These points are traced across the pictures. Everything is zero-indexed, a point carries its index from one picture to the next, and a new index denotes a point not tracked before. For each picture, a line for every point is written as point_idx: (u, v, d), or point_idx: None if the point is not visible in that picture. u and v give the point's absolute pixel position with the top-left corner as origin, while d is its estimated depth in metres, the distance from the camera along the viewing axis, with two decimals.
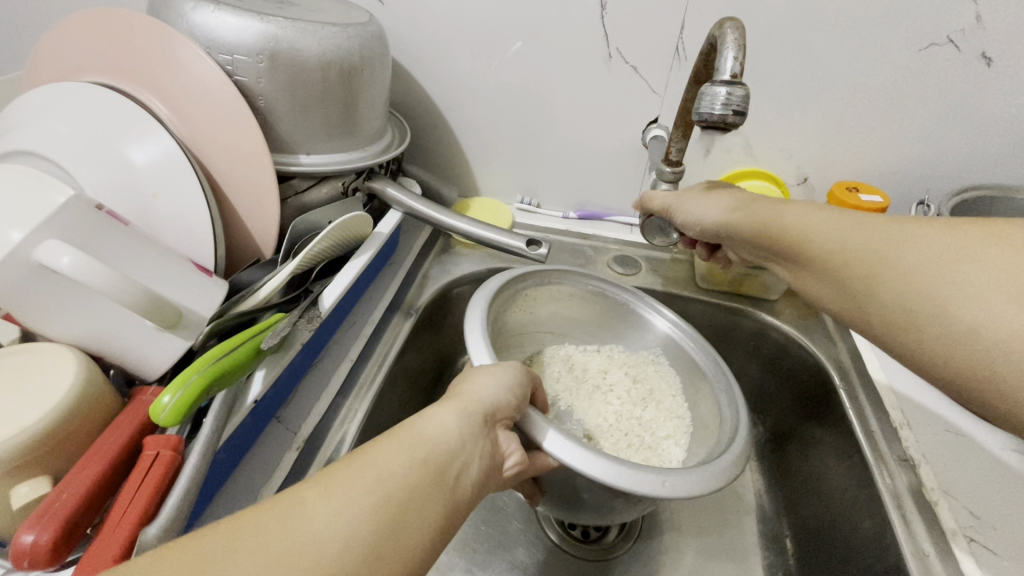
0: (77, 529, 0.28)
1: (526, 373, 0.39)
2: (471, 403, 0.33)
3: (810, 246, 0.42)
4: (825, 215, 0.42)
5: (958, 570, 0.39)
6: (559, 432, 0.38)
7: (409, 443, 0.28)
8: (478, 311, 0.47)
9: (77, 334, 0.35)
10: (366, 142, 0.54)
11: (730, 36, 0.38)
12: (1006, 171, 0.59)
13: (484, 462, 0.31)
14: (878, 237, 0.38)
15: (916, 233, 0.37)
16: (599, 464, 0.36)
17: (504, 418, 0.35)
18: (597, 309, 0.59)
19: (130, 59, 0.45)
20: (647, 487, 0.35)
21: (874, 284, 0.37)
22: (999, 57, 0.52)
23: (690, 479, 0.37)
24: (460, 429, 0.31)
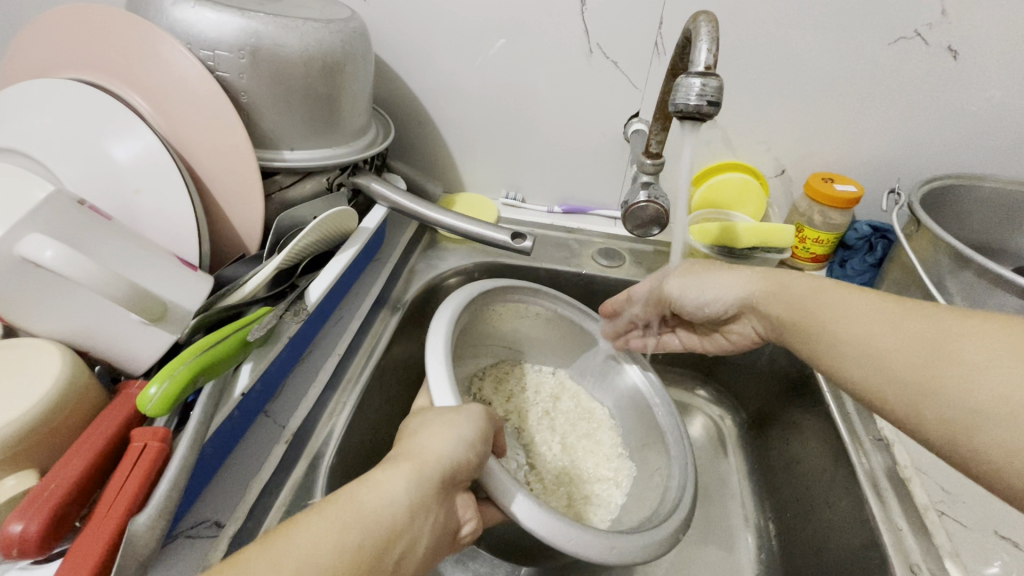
0: (66, 518, 0.28)
1: (485, 419, 0.39)
2: (426, 467, 0.33)
3: (785, 311, 0.41)
4: (800, 280, 0.41)
5: (930, 544, 0.41)
6: (526, 496, 0.38)
7: (347, 521, 0.28)
8: (442, 342, 0.46)
9: (62, 329, 0.35)
10: (350, 138, 0.54)
11: (704, 29, 0.39)
12: (974, 159, 0.60)
13: (432, 532, 0.32)
14: (845, 308, 0.37)
15: (922, 321, 0.34)
16: (557, 529, 0.37)
17: (461, 478, 0.35)
18: (558, 333, 0.60)
19: (109, 55, 0.45)
20: (593, 552, 0.37)
21: (834, 355, 0.37)
22: (964, 49, 0.54)
23: (635, 544, 0.39)
24: (411, 501, 0.31)
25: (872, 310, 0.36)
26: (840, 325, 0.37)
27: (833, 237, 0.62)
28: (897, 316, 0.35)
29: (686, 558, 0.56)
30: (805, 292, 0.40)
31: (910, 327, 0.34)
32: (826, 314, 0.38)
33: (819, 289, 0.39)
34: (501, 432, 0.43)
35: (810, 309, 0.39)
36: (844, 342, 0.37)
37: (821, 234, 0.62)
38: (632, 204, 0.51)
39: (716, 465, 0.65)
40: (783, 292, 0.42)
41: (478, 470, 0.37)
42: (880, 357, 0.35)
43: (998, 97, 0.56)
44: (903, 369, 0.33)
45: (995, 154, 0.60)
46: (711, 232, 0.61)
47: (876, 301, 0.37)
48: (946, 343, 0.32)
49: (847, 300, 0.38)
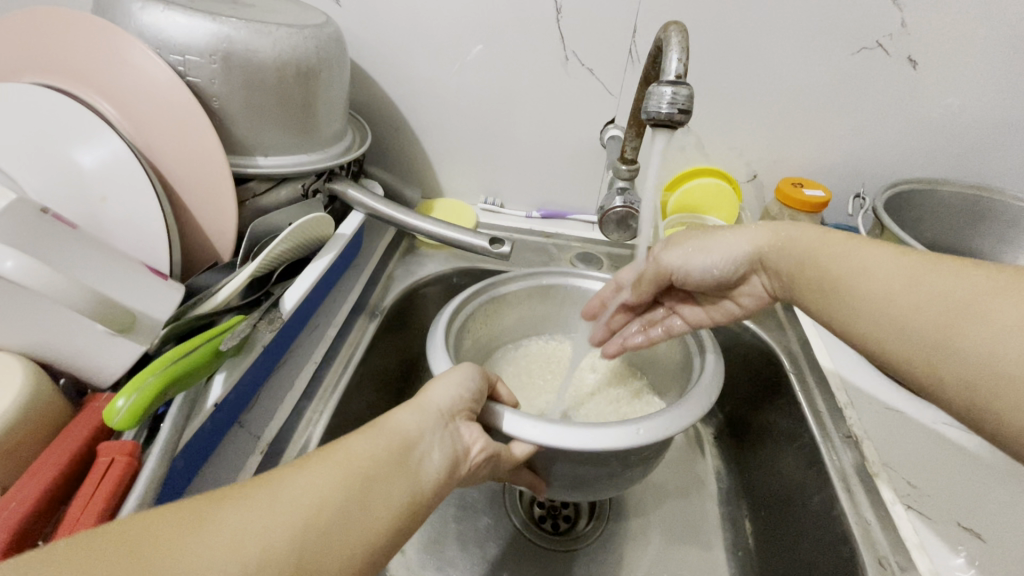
0: (27, 538, 0.27)
1: (479, 371, 0.38)
2: (429, 402, 0.34)
3: (802, 258, 0.40)
4: (812, 232, 0.41)
5: (897, 537, 0.42)
6: (515, 413, 0.38)
7: (367, 434, 0.29)
8: (443, 347, 0.44)
9: (24, 343, 0.34)
10: (325, 144, 0.53)
11: (674, 38, 0.40)
12: (935, 165, 0.63)
13: (446, 451, 0.32)
14: (870, 261, 0.36)
15: (952, 279, 0.32)
16: (545, 428, 0.37)
17: (464, 411, 0.35)
18: (554, 302, 0.59)
19: (74, 59, 0.44)
20: (603, 436, 0.36)
21: (856, 305, 0.36)
22: (923, 60, 0.56)
23: (661, 421, 0.37)
24: (418, 423, 0.32)
25: (903, 268, 0.35)
26: (861, 274, 0.36)
27: None
28: (925, 270, 0.34)
29: (665, 557, 0.57)
30: (807, 248, 0.40)
31: (936, 280, 0.33)
32: (847, 270, 0.37)
33: (831, 244, 0.39)
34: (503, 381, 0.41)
35: (816, 261, 0.39)
36: (865, 293, 0.36)
37: None
38: (608, 209, 0.52)
39: (694, 464, 0.66)
40: (800, 242, 0.41)
41: (480, 404, 0.37)
42: (905, 307, 0.33)
43: (956, 106, 0.59)
44: (926, 324, 0.32)
45: (954, 160, 0.62)
46: None
47: (901, 256, 0.35)
48: (973, 301, 0.31)
49: (867, 256, 0.37)
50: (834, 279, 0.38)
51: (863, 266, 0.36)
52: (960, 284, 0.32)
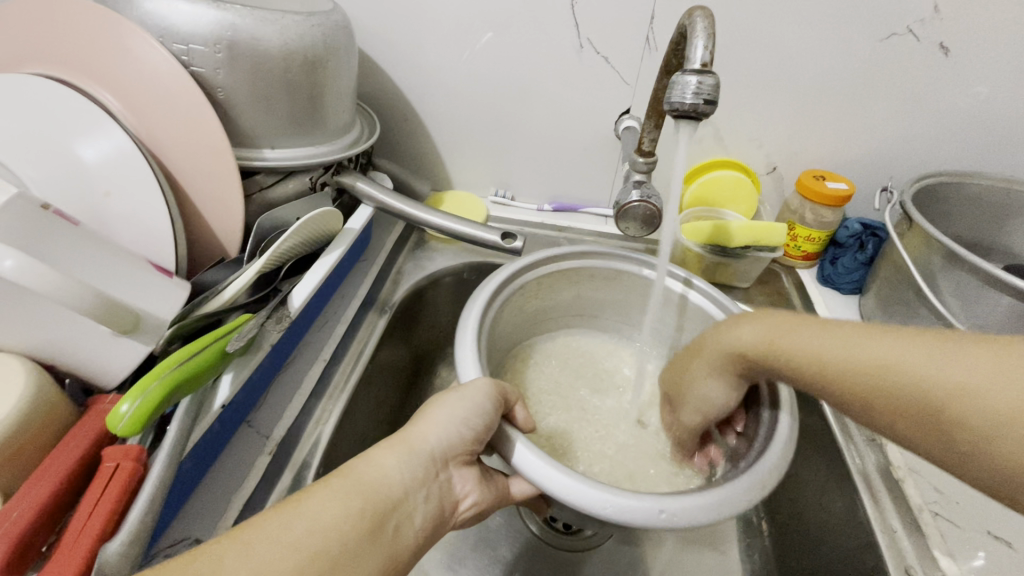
0: (32, 546, 0.26)
1: (493, 390, 0.36)
2: (415, 446, 0.33)
3: (786, 367, 0.33)
4: (767, 324, 0.34)
5: (924, 545, 0.40)
6: (526, 447, 0.35)
7: (349, 491, 0.29)
8: (471, 345, 0.41)
9: (28, 343, 0.33)
10: (333, 135, 0.52)
11: (700, 24, 0.38)
12: (962, 157, 0.60)
13: (430, 508, 0.32)
14: (834, 349, 0.30)
15: (922, 352, 0.27)
16: (553, 479, 0.33)
17: (458, 456, 0.35)
18: (614, 288, 0.56)
19: (75, 49, 0.42)
20: (611, 512, 0.32)
21: (855, 405, 0.30)
22: (955, 46, 0.54)
23: (697, 506, 0.32)
24: (406, 477, 0.32)
25: (854, 359, 0.29)
26: (848, 374, 0.29)
27: (824, 235, 0.63)
28: (882, 348, 0.29)
29: (679, 561, 0.56)
30: (774, 348, 0.33)
31: (911, 363, 0.27)
32: (808, 360, 0.31)
33: (772, 332, 0.34)
34: (520, 400, 0.39)
35: (779, 358, 0.33)
36: (873, 400, 0.29)
37: (812, 233, 0.63)
38: (625, 201, 0.50)
39: None
40: (757, 340, 0.34)
41: (484, 441, 0.37)
42: (915, 404, 0.27)
43: (987, 94, 0.56)
44: (945, 424, 0.26)
45: (983, 151, 0.60)
46: (704, 231, 0.61)
47: (834, 333, 0.31)
48: (984, 389, 0.25)
49: (835, 340, 0.31)
50: (821, 380, 0.31)
51: (831, 352, 0.30)
52: (897, 354, 0.28)
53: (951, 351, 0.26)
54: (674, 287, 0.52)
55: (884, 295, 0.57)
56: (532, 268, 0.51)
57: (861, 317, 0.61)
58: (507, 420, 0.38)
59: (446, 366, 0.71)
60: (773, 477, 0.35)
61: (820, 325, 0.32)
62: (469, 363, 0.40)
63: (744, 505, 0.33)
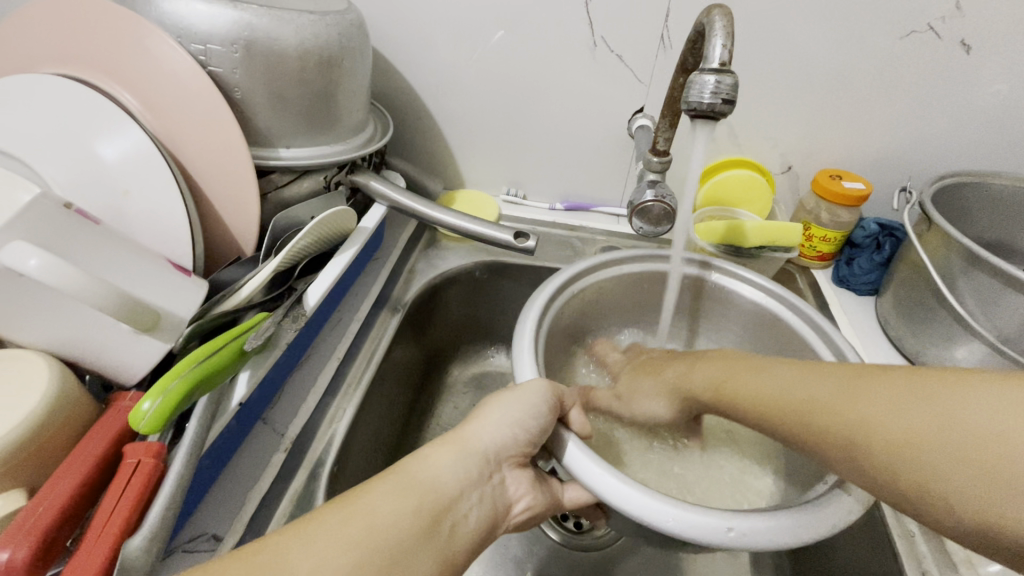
0: (55, 544, 0.27)
1: (550, 394, 0.37)
2: (469, 446, 0.34)
3: (740, 409, 0.35)
4: (722, 369, 0.38)
5: (942, 549, 0.40)
6: (579, 448, 0.35)
7: (405, 487, 0.29)
8: (529, 350, 0.41)
9: (50, 340, 0.33)
10: (347, 135, 0.52)
11: (718, 23, 0.37)
12: (981, 157, 0.60)
13: (483, 510, 0.32)
14: (784, 387, 0.33)
15: (862, 384, 0.29)
16: (610, 486, 0.33)
17: (513, 457, 0.35)
18: (659, 292, 0.56)
19: (97, 48, 0.43)
20: (673, 524, 0.31)
21: (805, 440, 0.31)
22: (977, 44, 0.53)
23: (767, 527, 0.31)
24: (460, 476, 0.32)
25: (802, 400, 0.31)
26: (794, 406, 0.31)
27: (840, 235, 0.62)
28: (834, 382, 0.30)
29: (691, 562, 0.55)
30: (731, 388, 0.36)
31: (845, 396, 0.29)
32: (756, 398, 0.34)
33: (731, 369, 0.37)
34: (576, 405, 0.39)
35: (727, 391, 0.36)
36: (818, 438, 0.30)
37: (827, 233, 0.62)
38: (638, 200, 0.50)
39: None
40: (714, 384, 0.38)
41: (538, 443, 0.37)
42: (848, 434, 0.28)
43: (1007, 93, 0.55)
44: (890, 455, 0.26)
45: (1003, 151, 0.59)
46: (717, 230, 0.60)
47: (792, 371, 0.33)
48: (908, 416, 0.26)
49: (784, 383, 0.33)
50: (778, 423, 0.32)
51: (779, 394, 0.33)
52: (835, 385, 0.30)
53: (895, 381, 0.28)
54: (690, 273, 0.54)
55: (901, 297, 0.56)
56: (590, 275, 0.51)
57: (877, 318, 0.60)
58: (562, 425, 0.38)
59: (457, 365, 0.71)
60: (853, 501, 0.34)
61: (783, 365, 0.34)
62: (526, 364, 0.40)
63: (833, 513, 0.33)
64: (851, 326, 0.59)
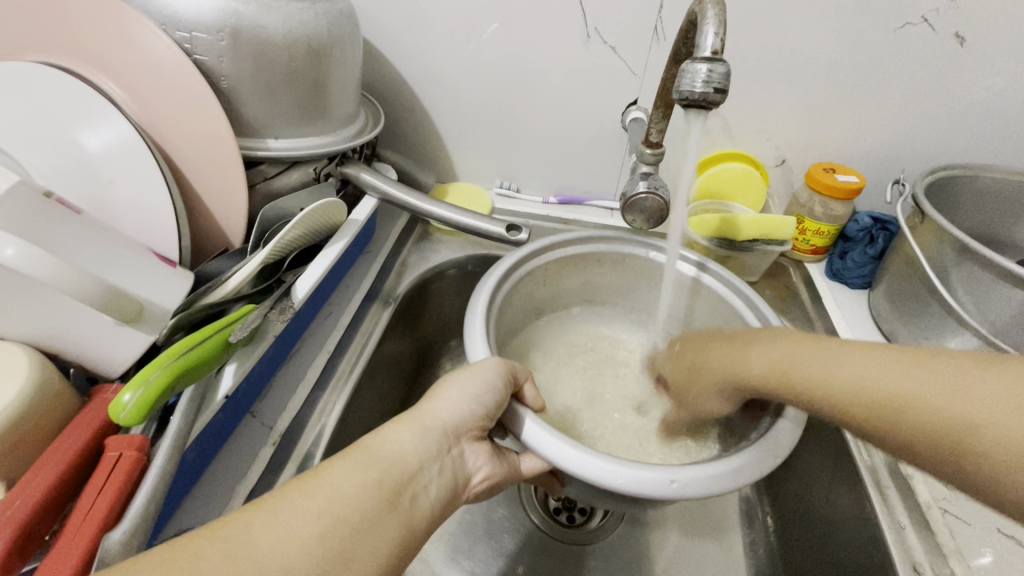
0: (33, 537, 0.26)
1: (503, 369, 0.37)
2: (429, 420, 0.33)
3: (797, 389, 0.34)
4: (782, 345, 0.36)
5: (932, 540, 0.40)
6: (534, 421, 0.35)
7: (367, 462, 0.29)
8: (480, 332, 0.41)
9: (32, 332, 0.33)
10: (337, 126, 0.51)
11: (710, 11, 0.37)
12: (975, 150, 0.59)
13: (445, 481, 0.32)
14: (847, 370, 0.32)
15: (934, 373, 0.28)
16: (566, 455, 0.33)
17: (472, 431, 0.35)
18: (619, 271, 0.56)
19: (80, 36, 0.42)
20: (623, 484, 0.31)
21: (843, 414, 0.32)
22: (971, 36, 0.52)
23: (703, 483, 0.32)
24: (421, 448, 0.32)
25: (869, 384, 0.30)
26: (837, 388, 0.32)
27: (834, 229, 0.62)
28: (906, 368, 0.29)
29: (684, 554, 0.56)
30: (799, 368, 0.34)
31: (918, 384, 0.28)
32: (817, 379, 0.33)
33: (791, 350, 0.35)
34: (530, 379, 0.39)
35: (787, 371, 0.35)
36: (879, 423, 0.30)
37: (821, 226, 0.62)
38: (631, 192, 0.49)
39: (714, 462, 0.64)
40: (775, 361, 0.36)
41: (495, 417, 0.36)
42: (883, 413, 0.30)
43: (1001, 86, 0.55)
44: (960, 449, 0.26)
45: (997, 144, 0.59)
46: (710, 223, 0.60)
47: (858, 353, 0.32)
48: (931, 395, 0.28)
49: (850, 366, 0.32)
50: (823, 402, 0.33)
51: (846, 375, 0.31)
52: (900, 374, 0.29)
53: (971, 373, 0.27)
54: (685, 271, 0.53)
55: (893, 290, 0.56)
56: (541, 253, 0.52)
57: (870, 311, 0.60)
58: (516, 400, 0.38)
59: (449, 359, 0.71)
60: (784, 452, 0.35)
61: (845, 347, 0.33)
62: (478, 344, 0.40)
63: (770, 464, 0.34)
64: (845, 319, 0.59)
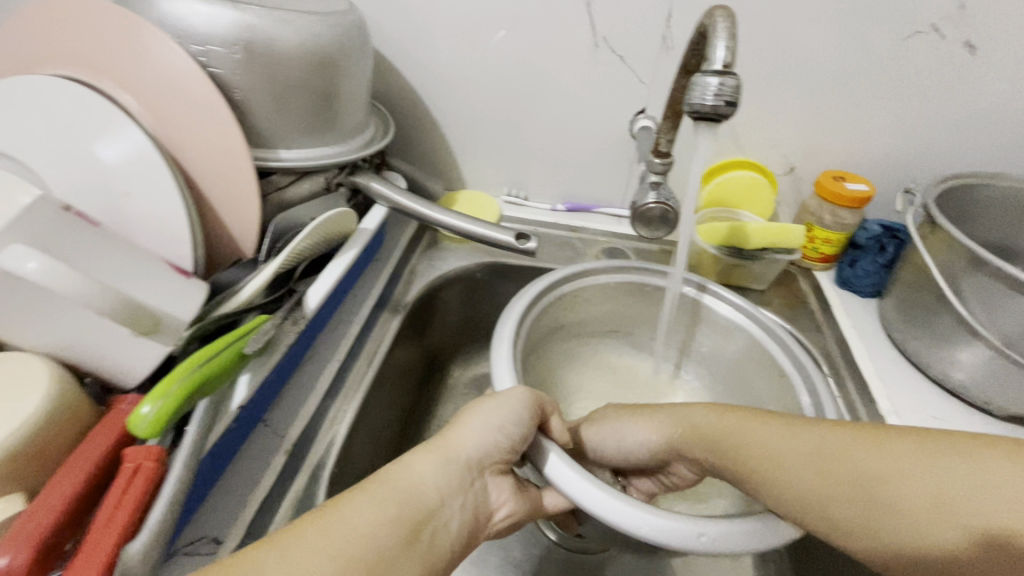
0: (53, 549, 0.26)
1: (530, 402, 0.37)
2: (453, 453, 0.34)
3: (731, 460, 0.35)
4: (711, 414, 0.37)
5: None
6: (559, 457, 0.36)
7: (382, 497, 0.29)
8: (507, 359, 0.41)
9: (50, 343, 0.33)
10: (347, 136, 0.52)
11: (721, 24, 0.37)
12: (984, 157, 0.59)
13: (466, 515, 0.33)
14: (789, 442, 0.33)
15: (865, 446, 0.31)
16: (591, 494, 0.34)
17: (496, 463, 0.35)
18: (639, 300, 0.56)
19: (98, 49, 0.43)
20: (649, 534, 0.32)
21: (810, 502, 0.32)
22: (981, 44, 0.52)
23: (732, 531, 0.32)
24: (444, 482, 0.32)
25: (816, 453, 0.32)
26: (803, 465, 0.32)
27: (843, 237, 0.62)
28: (848, 443, 0.32)
29: (692, 564, 0.55)
30: (728, 438, 0.36)
31: (854, 455, 0.31)
32: (756, 452, 0.34)
33: (723, 420, 0.36)
34: (556, 411, 0.39)
35: (717, 443, 0.36)
36: (822, 490, 0.31)
37: (830, 234, 0.61)
38: (639, 201, 0.49)
39: None
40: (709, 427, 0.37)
41: (520, 451, 0.37)
42: (874, 500, 0.30)
43: (1011, 93, 0.55)
44: (891, 516, 0.29)
45: (1006, 151, 0.58)
46: (720, 232, 0.60)
47: (793, 428, 0.34)
48: (919, 479, 0.29)
49: (795, 442, 0.33)
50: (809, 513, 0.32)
51: (791, 450, 0.33)
52: (837, 445, 0.32)
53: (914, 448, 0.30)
54: (687, 292, 0.54)
55: (905, 301, 0.55)
56: (570, 280, 0.52)
57: (881, 321, 0.59)
58: (542, 432, 0.38)
59: (458, 366, 0.71)
60: None
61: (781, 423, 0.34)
62: (505, 372, 0.40)
63: (797, 529, 0.34)
64: (854, 328, 0.59)
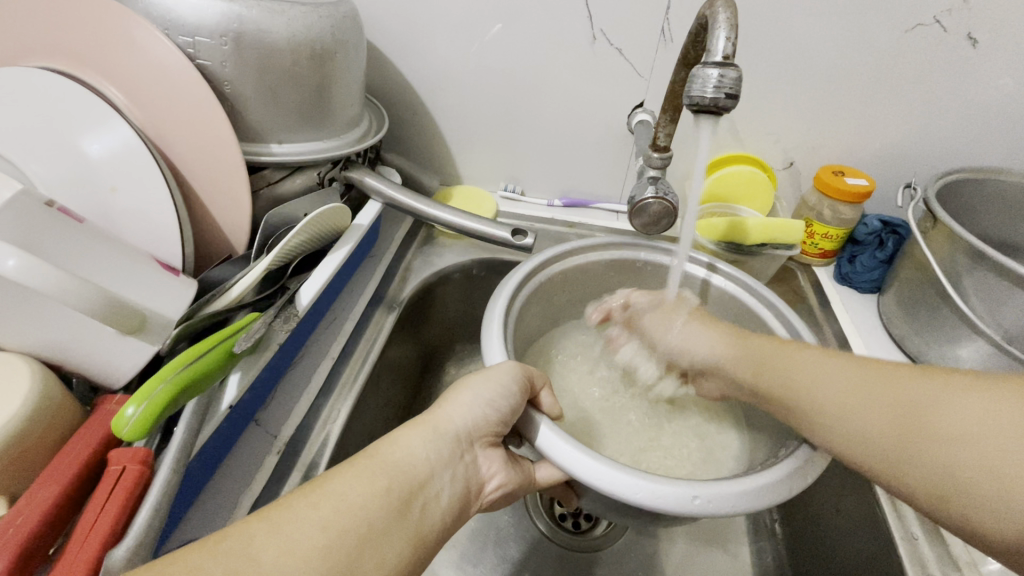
0: (35, 555, 0.26)
1: (520, 374, 0.36)
2: (441, 425, 0.33)
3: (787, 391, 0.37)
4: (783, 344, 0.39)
5: (945, 551, 0.39)
6: (552, 428, 0.35)
7: (373, 469, 0.29)
8: (498, 338, 0.40)
9: (32, 343, 0.32)
10: (340, 130, 0.51)
11: (722, 15, 0.36)
12: (985, 152, 0.58)
13: (456, 487, 0.32)
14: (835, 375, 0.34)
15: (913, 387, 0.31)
16: (582, 463, 0.32)
17: (485, 436, 0.35)
18: (630, 277, 0.56)
19: (82, 40, 0.42)
20: (644, 498, 0.31)
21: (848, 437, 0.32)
22: (985, 38, 0.52)
23: (727, 493, 0.31)
24: (432, 455, 0.31)
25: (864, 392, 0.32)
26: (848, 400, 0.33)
27: (843, 232, 0.61)
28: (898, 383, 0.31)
29: (690, 562, 0.55)
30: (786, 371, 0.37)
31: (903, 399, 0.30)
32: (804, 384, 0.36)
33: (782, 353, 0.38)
34: (547, 385, 0.39)
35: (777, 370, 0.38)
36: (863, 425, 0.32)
37: (829, 230, 0.61)
38: (637, 196, 0.49)
39: None
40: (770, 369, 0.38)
41: (510, 423, 0.36)
42: (905, 439, 0.29)
43: (1014, 88, 0.54)
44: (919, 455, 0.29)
45: (1008, 146, 0.58)
46: (718, 227, 0.59)
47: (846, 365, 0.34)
48: (957, 420, 0.28)
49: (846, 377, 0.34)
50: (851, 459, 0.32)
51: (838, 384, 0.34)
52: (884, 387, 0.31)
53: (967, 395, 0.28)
54: (696, 272, 0.53)
55: (905, 296, 0.55)
56: (564, 259, 0.51)
57: (880, 316, 0.59)
58: (533, 405, 0.38)
59: (454, 364, 0.70)
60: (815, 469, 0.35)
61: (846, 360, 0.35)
62: (494, 348, 0.40)
63: (799, 485, 0.34)
64: (853, 324, 0.58)
